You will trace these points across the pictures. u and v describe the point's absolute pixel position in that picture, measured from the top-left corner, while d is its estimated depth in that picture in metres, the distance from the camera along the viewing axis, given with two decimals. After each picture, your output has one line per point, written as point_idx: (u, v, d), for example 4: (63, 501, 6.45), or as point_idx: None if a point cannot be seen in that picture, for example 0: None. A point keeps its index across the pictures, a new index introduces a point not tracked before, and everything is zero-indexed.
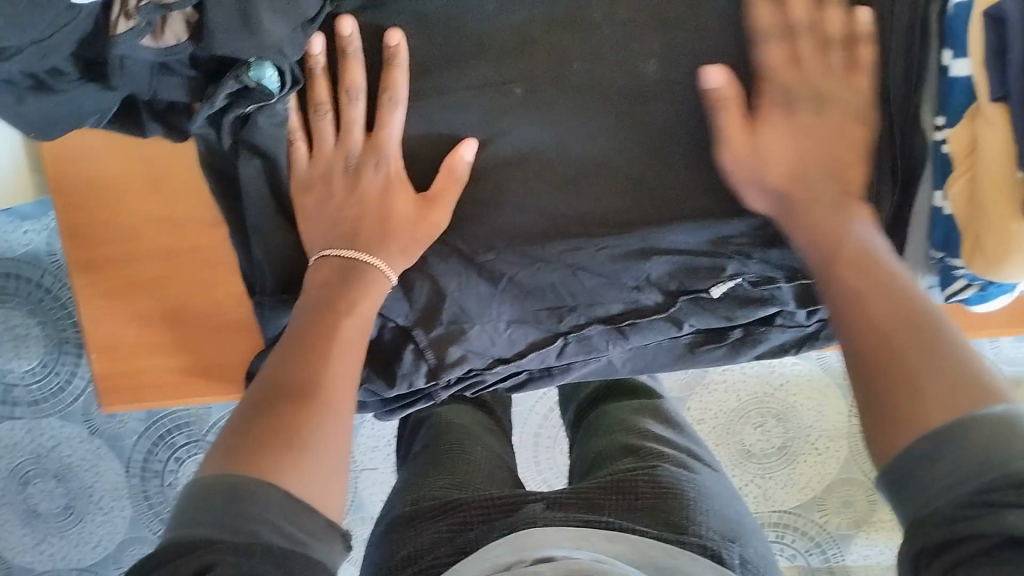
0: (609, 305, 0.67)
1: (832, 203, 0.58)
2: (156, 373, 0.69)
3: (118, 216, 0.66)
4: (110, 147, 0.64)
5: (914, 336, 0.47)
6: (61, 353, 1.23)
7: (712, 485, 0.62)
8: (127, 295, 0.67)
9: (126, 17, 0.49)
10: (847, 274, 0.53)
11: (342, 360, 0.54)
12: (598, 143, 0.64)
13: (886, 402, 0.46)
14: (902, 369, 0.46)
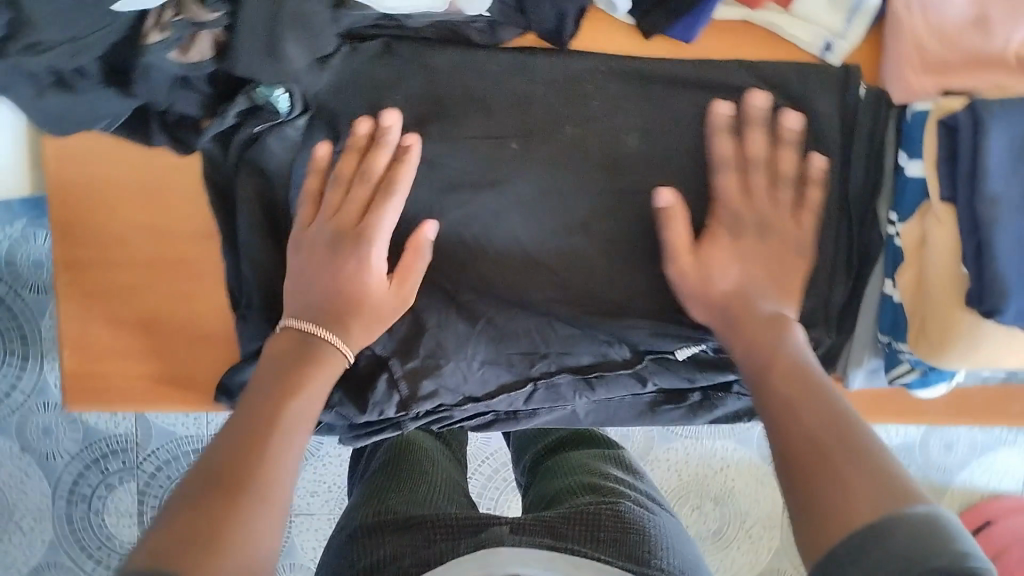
0: (579, 356, 0.71)
1: (765, 319, 0.60)
2: (126, 380, 0.70)
3: (110, 221, 0.67)
4: (108, 153, 0.65)
5: (832, 446, 0.48)
6: (4, 363, 1.21)
7: (670, 528, 0.65)
8: (105, 300, 0.68)
9: (158, 29, 0.52)
10: (774, 386, 0.54)
11: (288, 466, 0.51)
12: (582, 202, 0.68)
13: (823, 519, 0.45)
14: (839, 478, 0.46)
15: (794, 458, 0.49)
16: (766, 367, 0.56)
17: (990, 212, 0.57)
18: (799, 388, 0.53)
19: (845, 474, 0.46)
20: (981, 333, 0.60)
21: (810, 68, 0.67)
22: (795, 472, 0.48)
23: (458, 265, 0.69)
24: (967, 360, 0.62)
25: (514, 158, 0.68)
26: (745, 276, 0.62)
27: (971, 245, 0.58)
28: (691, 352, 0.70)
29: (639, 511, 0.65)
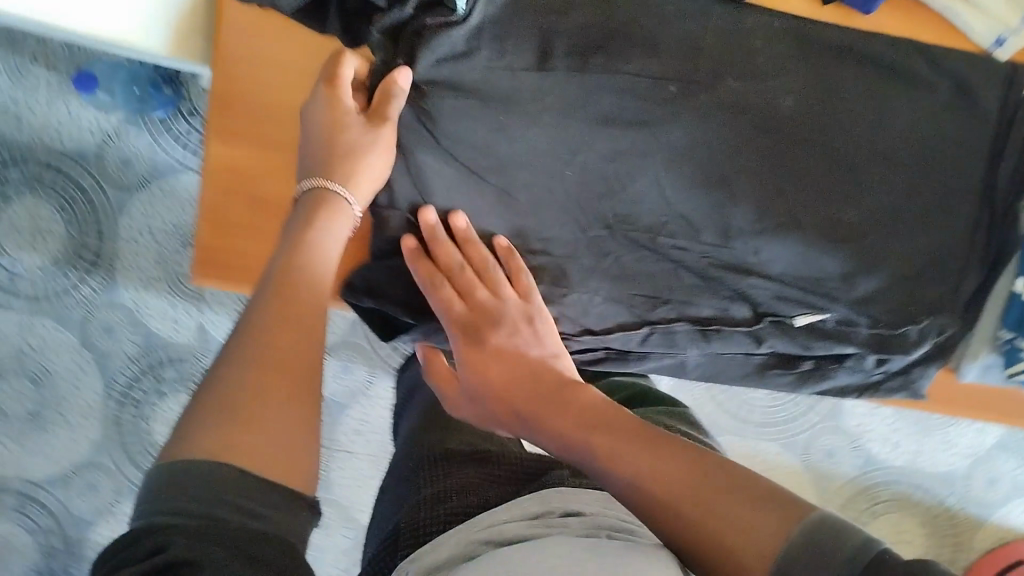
0: (699, 306, 0.72)
1: (564, 385, 0.64)
2: (254, 260, 0.71)
3: (267, 102, 0.69)
4: (277, 36, 0.67)
5: (727, 479, 0.50)
6: (77, 256, 1.18)
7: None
8: (249, 178, 0.70)
9: None
10: (588, 438, 0.57)
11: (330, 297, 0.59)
12: (730, 160, 0.68)
13: (709, 524, 0.48)
14: (707, 491, 0.49)
15: (648, 483, 0.51)
16: (582, 459, 0.57)
17: None
18: (603, 442, 0.56)
19: (703, 493, 0.49)
20: None
21: (980, 64, 0.68)
22: (659, 512, 0.50)
23: (599, 204, 0.69)
24: None
25: (673, 108, 0.67)
26: (536, 362, 0.68)
27: None
28: (814, 320, 0.71)
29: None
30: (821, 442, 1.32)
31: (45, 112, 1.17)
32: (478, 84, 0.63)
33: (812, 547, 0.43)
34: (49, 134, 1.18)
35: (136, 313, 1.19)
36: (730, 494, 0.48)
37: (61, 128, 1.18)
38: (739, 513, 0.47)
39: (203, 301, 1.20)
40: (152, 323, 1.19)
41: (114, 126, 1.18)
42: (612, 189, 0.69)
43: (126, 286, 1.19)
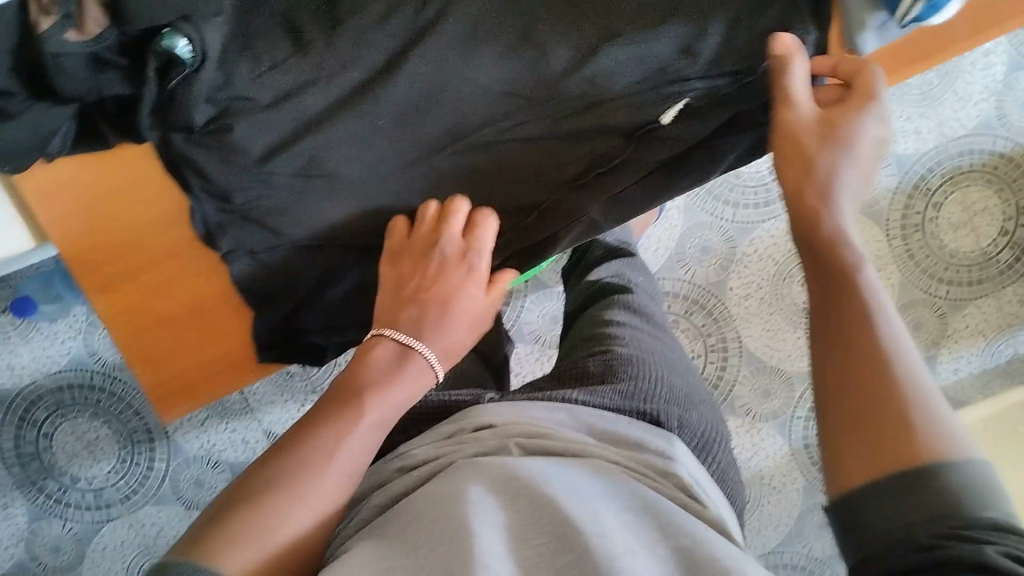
0: (572, 169, 0.72)
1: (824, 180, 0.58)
2: (201, 372, 0.74)
3: (120, 234, 0.68)
4: (88, 173, 0.66)
5: (861, 356, 0.47)
6: (134, 443, 1.19)
7: (665, 377, 0.75)
8: (147, 307, 0.70)
9: (45, 14, 0.52)
10: (847, 292, 0.50)
11: (358, 444, 0.56)
12: (512, 19, 0.67)
13: (857, 428, 0.46)
14: (873, 419, 0.45)
15: (835, 389, 0.47)
16: (825, 293, 0.51)
17: None
18: (831, 305, 0.50)
19: (851, 416, 0.46)
20: None
21: None
22: (834, 391, 0.47)
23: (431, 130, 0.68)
24: None
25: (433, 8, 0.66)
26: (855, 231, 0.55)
27: None
28: (676, 111, 0.69)
29: (638, 366, 0.75)
30: None
31: (29, 348, 1.17)
32: (253, 95, 0.63)
33: (884, 511, 0.43)
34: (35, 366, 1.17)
35: (211, 455, 1.20)
36: (886, 440, 0.44)
37: (46, 352, 1.17)
38: (849, 445, 0.46)
39: (255, 410, 1.20)
40: (229, 456, 1.20)
41: (84, 321, 1.17)
42: (432, 111, 0.67)
43: (187, 440, 1.19)
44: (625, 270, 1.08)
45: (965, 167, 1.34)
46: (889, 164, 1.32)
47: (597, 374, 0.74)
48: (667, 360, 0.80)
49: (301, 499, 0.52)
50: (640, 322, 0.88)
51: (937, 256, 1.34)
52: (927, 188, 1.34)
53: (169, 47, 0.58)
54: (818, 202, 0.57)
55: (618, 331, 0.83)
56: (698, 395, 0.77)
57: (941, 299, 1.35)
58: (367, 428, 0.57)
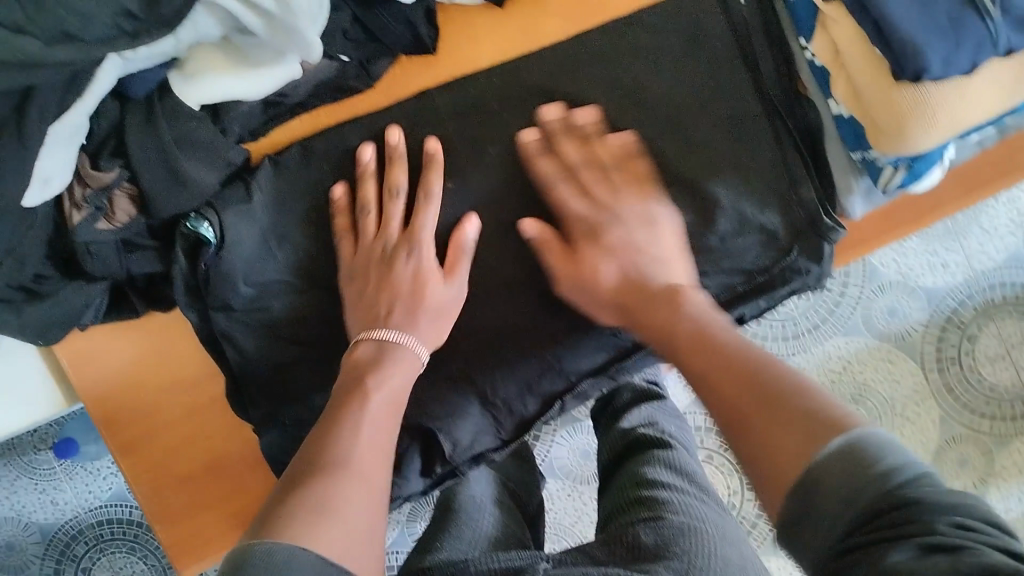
0: (590, 354, 0.73)
1: (664, 295, 0.63)
2: (215, 528, 0.75)
3: (143, 395, 0.72)
4: (118, 341, 0.71)
5: (748, 378, 0.51)
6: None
7: (719, 546, 0.68)
8: (167, 464, 0.74)
9: (77, 207, 0.57)
10: (656, 308, 0.62)
11: (377, 423, 0.59)
12: (521, 197, 0.70)
13: (762, 452, 0.47)
14: (752, 437, 0.48)
15: (739, 428, 0.50)
16: (668, 334, 0.60)
17: None
18: (643, 309, 0.63)
19: (750, 442, 0.48)
20: (927, 96, 0.57)
21: None
22: (730, 424, 0.51)
23: None
24: (934, 132, 0.58)
25: (454, 194, 0.70)
26: (650, 243, 0.66)
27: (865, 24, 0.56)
28: None
29: (689, 533, 0.68)
30: (877, 306, 1.26)
31: (72, 484, 1.18)
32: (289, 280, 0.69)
33: (826, 481, 0.42)
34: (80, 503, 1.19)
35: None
36: (784, 475, 0.45)
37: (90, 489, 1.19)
38: (781, 468, 0.45)
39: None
40: None
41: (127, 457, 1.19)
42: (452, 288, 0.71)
43: None
44: (653, 416, 1.01)
45: (998, 298, 1.27)
46: (918, 297, 1.26)
47: (647, 543, 0.67)
48: (720, 525, 0.73)
49: (367, 482, 0.53)
50: (686, 486, 0.80)
51: (975, 390, 1.25)
52: (959, 321, 1.27)
53: (194, 228, 0.64)
54: (604, 266, 0.66)
55: (665, 496, 0.76)
56: (754, 563, 0.69)
57: (984, 435, 1.25)
58: (376, 410, 0.59)
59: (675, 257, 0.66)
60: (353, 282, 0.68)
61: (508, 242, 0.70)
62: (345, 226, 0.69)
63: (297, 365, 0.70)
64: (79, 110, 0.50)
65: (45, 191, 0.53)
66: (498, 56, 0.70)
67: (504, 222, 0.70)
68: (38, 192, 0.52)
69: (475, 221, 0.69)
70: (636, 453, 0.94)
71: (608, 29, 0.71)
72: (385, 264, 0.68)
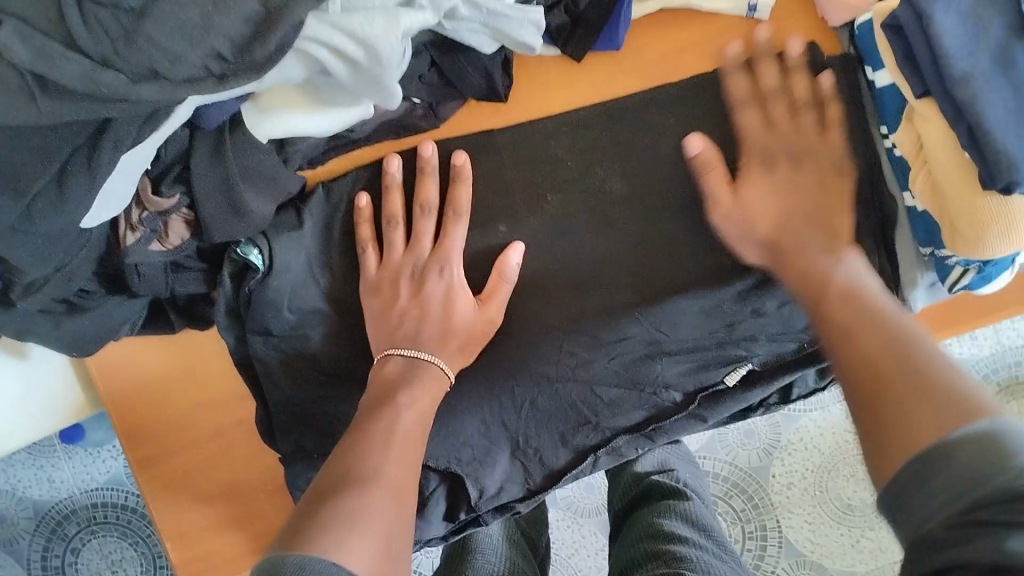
0: (630, 416, 0.71)
1: (826, 250, 0.61)
2: (225, 553, 0.73)
3: (168, 411, 0.71)
4: (148, 353, 0.70)
5: (906, 365, 0.50)
6: (158, 568, 1.17)
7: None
8: (185, 483, 0.72)
9: (133, 229, 0.56)
10: (830, 293, 0.58)
11: (404, 445, 0.57)
12: (577, 250, 0.67)
13: (895, 416, 0.47)
14: (891, 402, 0.48)
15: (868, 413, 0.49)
16: (829, 318, 0.57)
17: (967, 91, 0.53)
18: (841, 308, 0.57)
19: (892, 401, 0.48)
20: (1011, 209, 0.56)
21: (775, 53, 0.67)
22: (859, 407, 0.50)
23: (495, 355, 0.69)
24: (1011, 245, 0.57)
25: (508, 238, 0.68)
26: (796, 176, 0.63)
27: (961, 129, 0.54)
28: (741, 374, 0.70)
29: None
30: None
31: (70, 463, 1.17)
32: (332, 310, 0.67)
33: (955, 455, 0.42)
34: (78, 484, 1.17)
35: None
36: (907, 436, 0.46)
37: (89, 471, 1.17)
38: (918, 416, 0.46)
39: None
40: None
41: None
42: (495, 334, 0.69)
43: None
44: (668, 460, 0.98)
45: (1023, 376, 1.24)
46: None
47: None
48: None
49: (391, 497, 0.53)
50: (701, 539, 0.79)
51: None
52: None
53: (243, 252, 0.61)
54: (757, 199, 0.63)
55: (681, 547, 0.75)
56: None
57: None
58: (400, 420, 0.58)
59: (831, 208, 0.63)
60: (375, 297, 0.65)
61: (558, 295, 0.68)
62: (369, 240, 0.66)
63: (329, 398, 0.69)
64: (149, 141, 0.49)
65: (105, 212, 0.51)
66: (566, 101, 0.67)
67: (556, 272, 0.68)
68: (97, 214, 0.51)
69: (520, 250, 0.66)
70: (644, 495, 0.91)
71: (687, 85, 0.67)
72: (415, 282, 0.65)
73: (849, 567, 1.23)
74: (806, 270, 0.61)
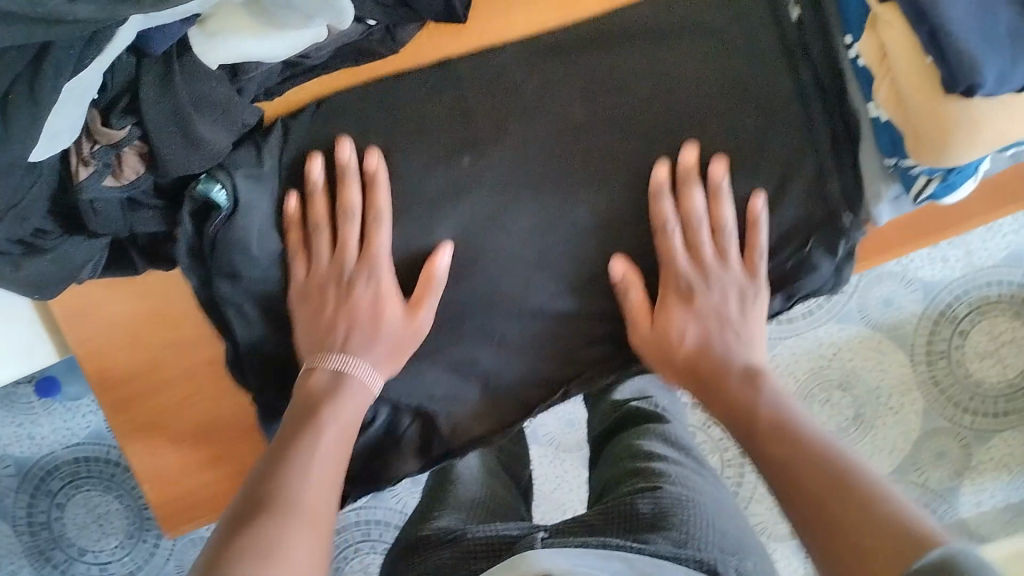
0: (601, 333, 0.70)
1: (739, 381, 0.65)
2: (207, 491, 0.74)
3: (136, 355, 0.70)
4: (108, 298, 0.68)
5: (837, 488, 0.51)
6: (144, 519, 1.16)
7: (716, 517, 0.68)
8: (159, 425, 0.72)
9: (84, 163, 0.54)
10: (761, 427, 0.60)
11: (326, 461, 0.58)
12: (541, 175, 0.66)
13: (836, 541, 0.48)
14: (838, 522, 0.49)
15: (809, 526, 0.51)
16: (761, 450, 0.59)
17: None
18: (778, 443, 0.58)
19: (836, 518, 0.49)
20: (974, 114, 0.55)
21: None
22: (810, 515, 0.51)
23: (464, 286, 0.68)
24: (975, 149, 0.57)
25: (472, 167, 0.67)
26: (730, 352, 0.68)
27: (922, 34, 0.54)
28: None
29: (685, 504, 0.68)
30: (876, 294, 1.23)
31: (51, 421, 1.14)
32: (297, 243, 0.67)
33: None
34: (58, 441, 1.14)
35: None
36: (853, 548, 0.47)
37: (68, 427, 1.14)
38: (865, 539, 0.46)
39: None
40: None
41: None
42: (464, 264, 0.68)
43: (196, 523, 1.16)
44: (646, 387, 0.98)
45: (994, 297, 1.25)
46: (916, 289, 1.23)
47: (642, 512, 0.66)
48: (719, 499, 0.73)
49: (312, 524, 0.52)
50: (680, 457, 0.79)
51: (960, 384, 1.25)
52: (953, 318, 1.25)
53: (205, 188, 0.61)
54: (681, 317, 0.68)
55: (660, 466, 0.75)
56: (752, 535, 0.69)
57: (965, 429, 1.25)
58: (323, 438, 0.60)
59: (755, 339, 0.69)
60: (307, 304, 0.66)
61: (527, 219, 0.67)
62: (297, 246, 0.66)
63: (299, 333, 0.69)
64: (94, 65, 0.47)
65: (53, 146, 0.50)
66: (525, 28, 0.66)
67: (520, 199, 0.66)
68: (46, 147, 0.50)
69: (447, 252, 0.66)
70: (624, 419, 0.93)
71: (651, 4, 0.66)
72: (341, 289, 0.66)
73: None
74: (740, 406, 0.63)
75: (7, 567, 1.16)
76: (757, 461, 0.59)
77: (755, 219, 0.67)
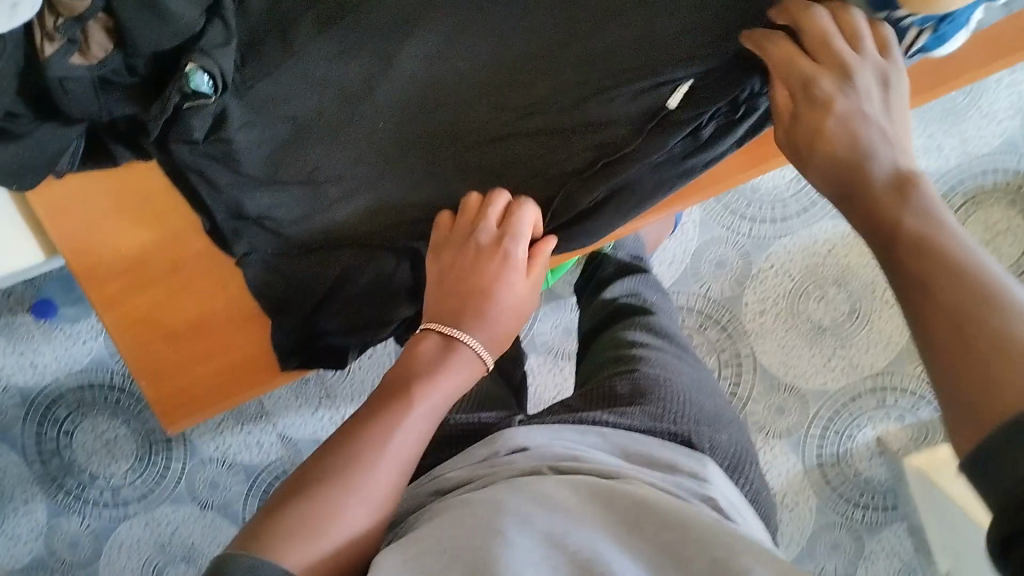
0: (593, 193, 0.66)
1: (873, 168, 0.53)
2: (205, 383, 0.72)
3: (122, 248, 0.70)
4: (96, 190, 0.69)
5: (923, 243, 0.45)
6: (151, 442, 1.13)
7: (692, 396, 0.69)
8: (151, 319, 0.70)
9: (49, 39, 0.53)
10: (878, 195, 0.51)
11: (441, 390, 0.55)
12: (512, 56, 0.69)
13: (913, 298, 0.43)
14: (917, 276, 0.43)
15: (903, 277, 0.44)
16: (888, 227, 0.48)
17: None
18: (884, 199, 0.50)
19: (936, 308, 0.41)
20: None
21: None
22: (896, 274, 0.45)
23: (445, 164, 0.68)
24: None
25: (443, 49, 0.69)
26: (871, 121, 0.56)
27: None
28: (682, 96, 0.66)
29: (662, 384, 0.69)
30: None
31: (52, 348, 1.12)
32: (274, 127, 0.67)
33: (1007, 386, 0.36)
34: (59, 365, 1.12)
35: (227, 457, 1.14)
36: (957, 354, 0.39)
37: (68, 350, 1.12)
38: (931, 302, 0.41)
39: (270, 414, 1.14)
40: (242, 456, 1.14)
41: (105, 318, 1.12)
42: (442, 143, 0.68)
43: (203, 440, 1.13)
44: (637, 286, 0.98)
45: None
46: None
47: (619, 396, 0.66)
48: (697, 380, 0.74)
49: (399, 454, 0.50)
50: (664, 345, 0.79)
51: None
52: None
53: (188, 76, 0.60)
54: (826, 121, 0.57)
55: (641, 350, 0.76)
56: (726, 414, 0.71)
57: None
58: (436, 394, 0.54)
59: (904, 130, 0.57)
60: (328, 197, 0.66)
61: (501, 97, 0.68)
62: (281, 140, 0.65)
63: (281, 222, 0.67)
64: None
65: (17, 16, 0.49)
66: None
67: (495, 82, 0.68)
68: (8, 18, 0.48)
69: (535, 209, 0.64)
70: (611, 315, 0.92)
71: None
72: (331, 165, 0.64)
73: (823, 386, 1.20)
74: (853, 151, 0.55)
75: (19, 495, 1.11)
76: (873, 233, 0.49)
77: (889, 40, 0.60)
